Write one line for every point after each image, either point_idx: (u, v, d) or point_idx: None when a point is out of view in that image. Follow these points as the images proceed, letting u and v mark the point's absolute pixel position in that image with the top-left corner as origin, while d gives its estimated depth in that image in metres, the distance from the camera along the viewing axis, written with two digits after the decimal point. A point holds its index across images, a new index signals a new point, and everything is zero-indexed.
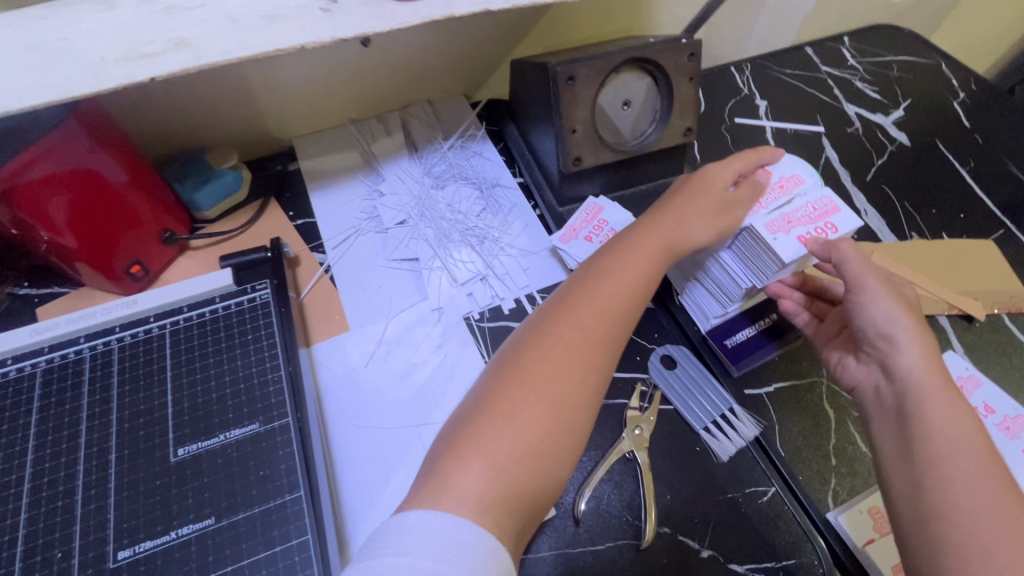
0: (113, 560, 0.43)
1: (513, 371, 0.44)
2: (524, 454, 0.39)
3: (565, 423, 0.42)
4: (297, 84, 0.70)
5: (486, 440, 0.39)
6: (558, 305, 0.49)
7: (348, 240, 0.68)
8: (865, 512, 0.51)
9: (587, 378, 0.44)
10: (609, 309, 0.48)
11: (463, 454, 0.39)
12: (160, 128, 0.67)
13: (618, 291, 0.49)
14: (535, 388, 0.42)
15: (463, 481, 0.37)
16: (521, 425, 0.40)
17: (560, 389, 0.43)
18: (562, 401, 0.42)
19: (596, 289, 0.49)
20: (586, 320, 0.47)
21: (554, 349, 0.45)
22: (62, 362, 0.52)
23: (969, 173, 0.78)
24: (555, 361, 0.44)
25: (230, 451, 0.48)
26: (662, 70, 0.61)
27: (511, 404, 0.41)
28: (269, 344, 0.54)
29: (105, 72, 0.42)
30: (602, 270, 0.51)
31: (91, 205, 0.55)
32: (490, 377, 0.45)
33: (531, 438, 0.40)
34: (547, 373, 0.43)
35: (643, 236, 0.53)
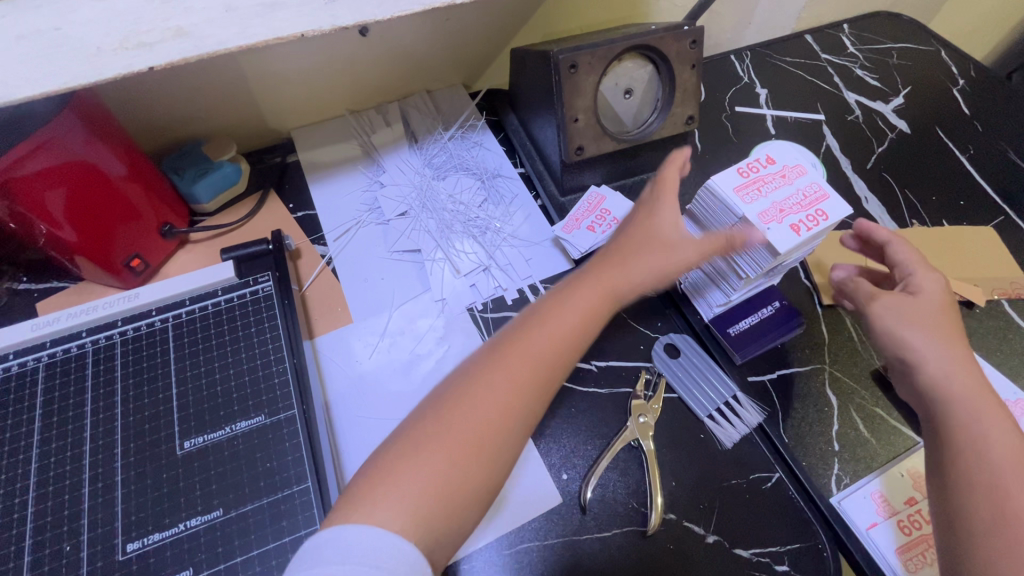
0: (122, 552, 0.43)
1: (450, 397, 0.41)
2: (436, 489, 0.37)
3: (489, 460, 0.40)
4: (294, 74, 0.69)
5: (406, 469, 0.38)
6: (514, 329, 0.45)
7: (349, 232, 0.68)
8: (868, 497, 0.52)
9: (524, 414, 0.41)
10: (565, 338, 0.45)
11: (379, 484, 0.37)
12: (158, 120, 0.66)
13: (577, 318, 0.46)
14: (467, 421, 0.40)
15: (371, 509, 0.36)
16: (441, 457, 0.38)
17: (492, 423, 0.40)
18: (489, 436, 0.40)
19: (556, 313, 0.46)
20: (539, 349, 0.43)
21: (496, 378, 0.42)
22: (64, 355, 0.52)
23: (970, 160, 0.78)
24: (495, 393, 0.41)
25: (237, 443, 0.48)
26: (663, 58, 0.61)
27: (435, 434, 0.39)
28: (273, 336, 0.54)
29: (103, 61, 0.42)
30: (566, 291, 0.48)
31: (90, 197, 0.54)
32: (427, 400, 0.42)
33: (448, 471, 0.38)
34: (483, 406, 0.40)
35: (618, 259, 0.49)
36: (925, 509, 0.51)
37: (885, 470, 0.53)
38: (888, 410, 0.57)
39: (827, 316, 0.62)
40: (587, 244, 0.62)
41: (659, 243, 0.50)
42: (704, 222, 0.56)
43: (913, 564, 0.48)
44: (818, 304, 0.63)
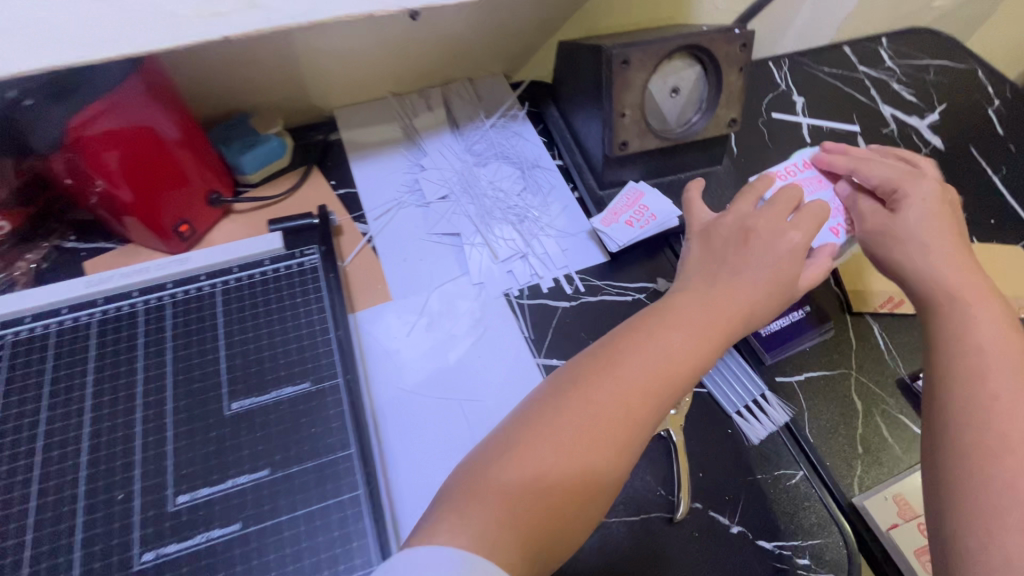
0: (173, 504, 0.45)
1: (551, 408, 0.42)
2: (547, 496, 0.39)
3: (599, 472, 0.40)
4: (345, 52, 0.71)
5: (510, 470, 0.39)
6: (606, 348, 0.46)
7: (389, 212, 0.69)
8: (890, 500, 0.53)
9: (628, 434, 0.42)
10: (668, 365, 0.44)
11: (477, 486, 0.39)
12: (212, 92, 0.68)
13: (678, 352, 0.45)
14: (565, 437, 0.40)
15: (480, 518, 0.37)
16: (548, 467, 0.39)
17: (597, 436, 0.41)
18: (591, 451, 0.40)
19: (647, 343, 0.45)
20: (639, 371, 0.44)
21: (597, 396, 0.42)
22: (116, 314, 0.54)
23: (1001, 180, 0.79)
24: (593, 412, 0.42)
25: (282, 407, 0.50)
26: (713, 59, 0.62)
27: (533, 448, 0.40)
28: (318, 308, 0.55)
29: (180, 28, 0.44)
30: (661, 321, 0.47)
31: (148, 162, 0.56)
32: (520, 410, 0.44)
33: (554, 480, 0.39)
34: (585, 421, 0.41)
35: (716, 279, 0.48)
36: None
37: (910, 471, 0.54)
38: (910, 417, 0.58)
39: (856, 324, 0.64)
40: (626, 238, 0.64)
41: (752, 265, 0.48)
42: None
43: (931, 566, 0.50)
44: (848, 311, 0.64)
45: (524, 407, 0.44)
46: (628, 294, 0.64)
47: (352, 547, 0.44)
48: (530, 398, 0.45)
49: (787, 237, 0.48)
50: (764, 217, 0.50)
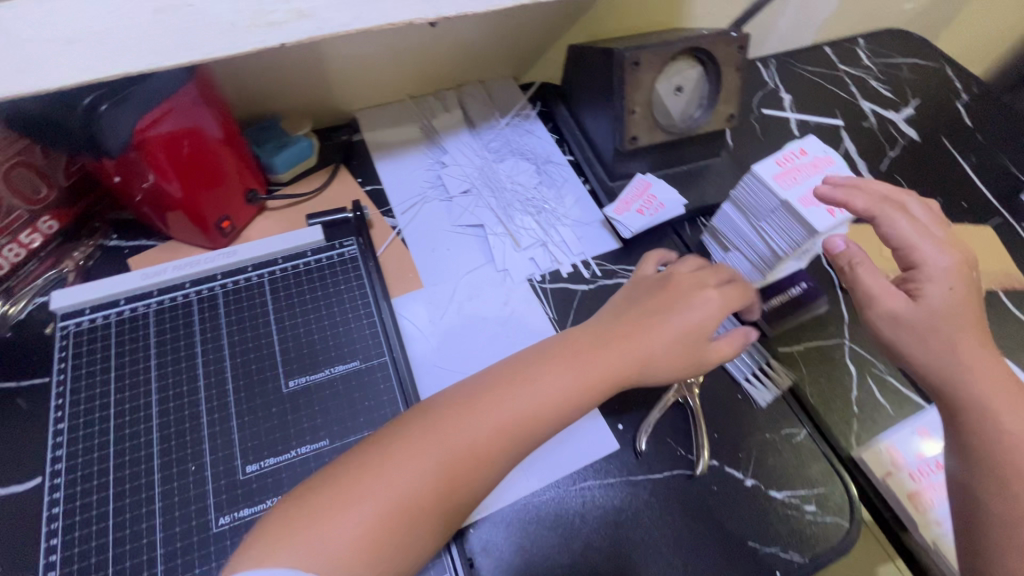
0: (242, 473, 0.49)
1: (398, 437, 0.45)
2: (386, 518, 0.42)
3: (451, 499, 0.44)
4: (367, 58, 0.75)
5: (361, 494, 0.42)
6: (488, 380, 0.49)
7: (415, 206, 0.74)
8: (883, 451, 0.59)
9: (484, 464, 0.45)
10: (542, 402, 0.48)
11: (331, 506, 0.42)
12: (245, 98, 0.72)
13: (555, 389, 0.48)
14: (428, 462, 0.44)
15: (309, 539, 0.40)
16: (394, 492, 0.43)
17: (455, 467, 0.44)
18: (442, 478, 0.44)
19: (531, 379, 0.49)
20: (516, 405, 0.47)
21: (470, 422, 0.46)
22: (172, 303, 0.57)
23: (970, 166, 0.87)
24: (457, 438, 0.45)
25: (336, 384, 0.54)
26: (713, 59, 0.68)
27: (383, 470, 0.43)
28: (361, 294, 0.60)
29: (238, 36, 0.49)
30: (548, 355, 0.51)
31: (198, 160, 0.60)
32: (377, 436, 0.46)
33: (399, 504, 0.42)
34: (444, 451, 0.44)
35: (615, 333, 0.53)
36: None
37: (897, 430, 0.60)
38: (900, 379, 0.64)
39: (848, 299, 0.70)
40: (637, 225, 0.70)
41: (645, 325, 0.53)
42: (745, 206, 0.63)
43: (921, 505, 0.57)
44: (840, 287, 0.71)
45: (389, 430, 0.47)
46: None
47: None
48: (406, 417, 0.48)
49: (700, 294, 0.55)
50: (684, 277, 0.57)
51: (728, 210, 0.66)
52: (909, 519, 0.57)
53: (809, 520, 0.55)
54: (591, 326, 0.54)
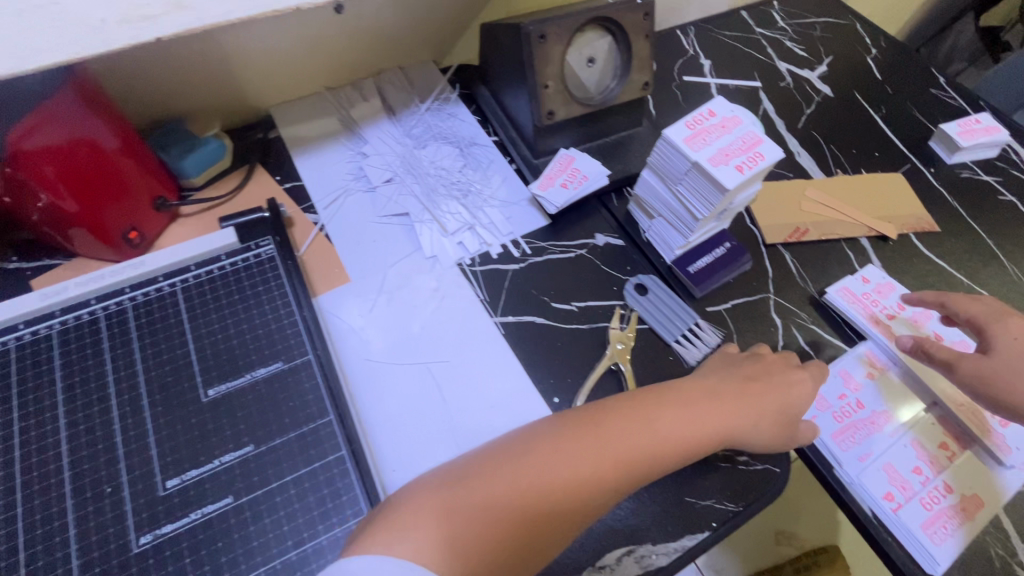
0: (163, 488, 0.47)
1: (520, 458, 0.46)
2: (483, 535, 0.42)
3: (539, 523, 0.44)
4: (274, 51, 0.72)
5: (462, 506, 0.43)
6: (598, 411, 0.50)
7: (338, 200, 0.72)
8: (837, 375, 0.62)
9: (586, 493, 0.46)
10: (659, 448, 0.49)
11: (426, 510, 0.43)
12: (146, 102, 0.68)
13: (677, 426, 0.50)
14: (538, 483, 0.45)
15: (411, 541, 0.41)
16: (500, 504, 0.44)
17: (545, 494, 0.45)
18: (548, 496, 0.45)
19: (660, 414, 0.51)
20: (631, 441, 0.48)
21: (573, 448, 0.47)
22: (77, 323, 0.54)
23: (881, 118, 0.90)
24: (567, 463, 0.46)
25: (258, 387, 0.52)
26: (620, 28, 0.68)
27: (498, 483, 0.45)
28: (280, 294, 0.58)
29: (108, 32, 0.46)
30: (666, 396, 0.52)
31: (90, 171, 0.57)
32: (482, 454, 0.48)
33: (509, 513, 0.44)
34: (562, 472, 0.46)
35: (737, 401, 0.54)
36: (877, 376, 0.62)
37: (845, 358, 0.63)
38: (822, 326, 0.67)
39: (771, 254, 0.72)
40: (562, 200, 0.70)
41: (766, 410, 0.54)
42: (663, 171, 0.64)
43: (847, 444, 0.58)
44: (763, 244, 0.73)
45: (497, 447, 0.48)
46: (571, 251, 0.70)
47: (342, 501, 0.48)
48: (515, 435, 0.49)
49: (795, 385, 0.57)
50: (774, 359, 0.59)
51: (648, 177, 0.67)
52: (831, 455, 0.58)
53: (742, 468, 0.57)
54: (745, 379, 0.56)
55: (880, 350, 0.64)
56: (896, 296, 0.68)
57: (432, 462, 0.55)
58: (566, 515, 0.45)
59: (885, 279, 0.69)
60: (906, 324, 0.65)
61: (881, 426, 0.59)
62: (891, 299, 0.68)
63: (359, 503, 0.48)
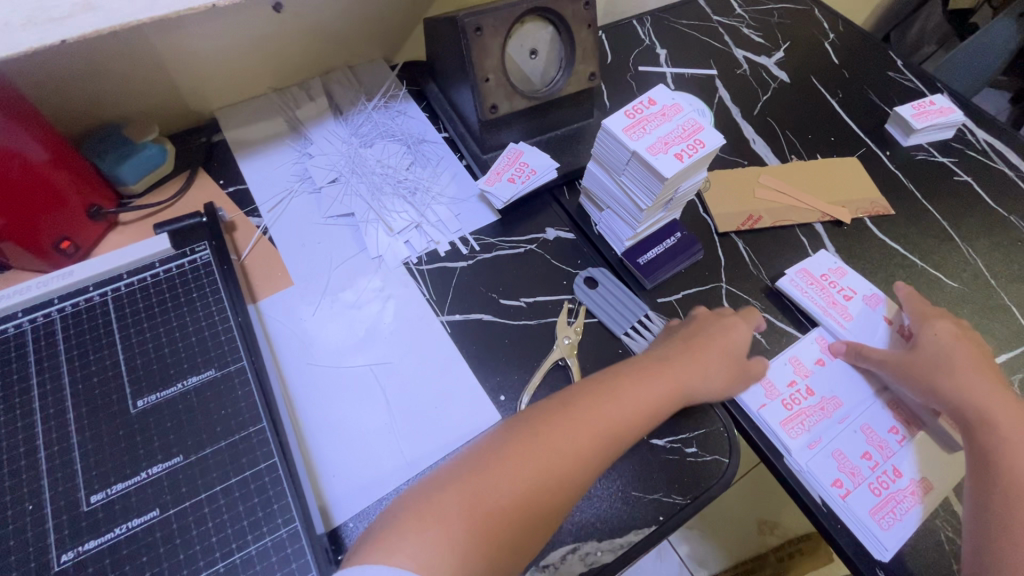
0: (87, 504, 0.46)
1: (504, 452, 0.46)
2: (484, 532, 0.42)
3: (534, 515, 0.45)
4: (213, 52, 0.71)
5: (451, 509, 0.43)
6: (576, 395, 0.51)
7: (282, 202, 0.71)
8: (787, 363, 0.62)
9: (575, 479, 0.46)
10: (625, 419, 0.50)
11: (420, 517, 0.43)
12: (80, 108, 0.67)
13: (643, 400, 0.51)
14: (526, 476, 0.45)
15: (412, 545, 0.41)
16: (493, 501, 0.44)
17: (540, 488, 0.45)
18: (537, 488, 0.45)
19: (616, 395, 0.51)
20: (604, 418, 0.49)
21: (556, 437, 0.47)
22: (2, 337, 0.53)
23: (837, 102, 0.90)
24: (552, 453, 0.46)
25: (190, 396, 0.51)
26: (560, 18, 0.67)
27: (490, 481, 0.45)
28: (216, 300, 0.57)
29: (13, 36, 0.45)
30: (626, 372, 0.53)
31: (12, 182, 0.55)
32: (467, 454, 0.48)
33: (504, 510, 0.44)
34: (548, 460, 0.46)
35: (683, 356, 0.56)
36: (827, 361, 0.62)
37: (800, 343, 0.63)
38: (773, 314, 0.66)
39: (724, 243, 0.72)
40: (509, 194, 0.68)
41: (708, 358, 0.56)
42: (607, 162, 0.63)
43: (795, 431, 0.57)
44: (716, 233, 0.72)
45: (480, 445, 0.48)
46: (520, 246, 0.69)
47: (273, 509, 0.46)
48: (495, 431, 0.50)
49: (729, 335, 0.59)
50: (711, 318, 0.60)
51: (593, 169, 0.66)
52: (780, 443, 0.57)
53: (691, 460, 0.56)
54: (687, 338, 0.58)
55: (831, 335, 0.64)
56: (847, 281, 0.67)
57: (374, 466, 0.54)
58: (555, 503, 0.46)
59: (836, 265, 0.69)
60: (860, 308, 0.65)
61: (831, 412, 0.58)
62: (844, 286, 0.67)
63: (292, 511, 0.46)
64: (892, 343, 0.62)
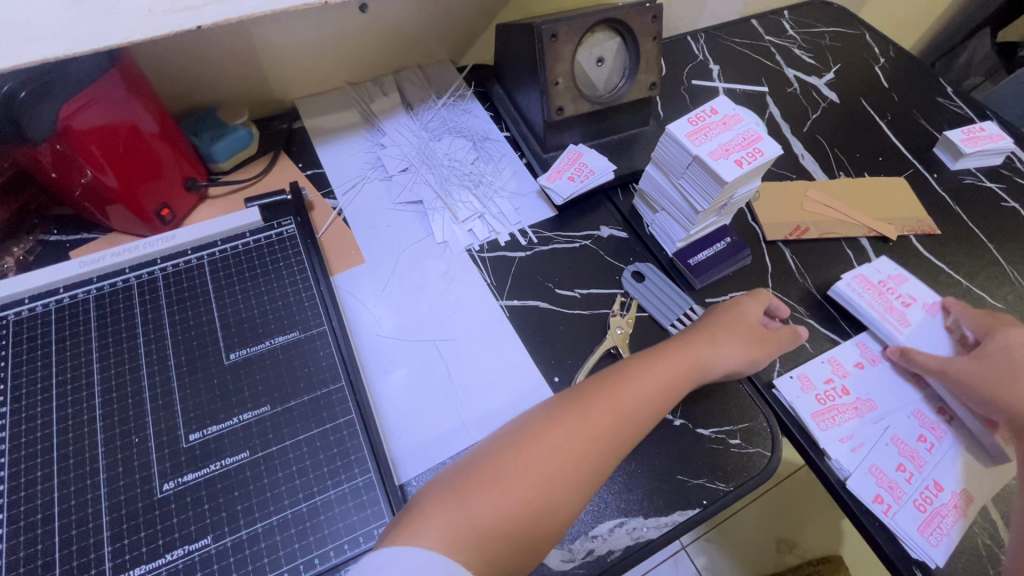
0: (186, 441, 0.50)
1: (523, 440, 0.48)
2: (508, 520, 0.44)
3: (555, 500, 0.46)
4: (301, 47, 0.77)
5: (473, 492, 0.45)
6: (594, 383, 0.53)
7: (356, 186, 0.76)
8: (825, 363, 0.64)
9: (594, 462, 0.48)
10: (640, 400, 0.52)
11: (444, 501, 0.44)
12: (181, 90, 0.73)
13: (655, 382, 0.54)
14: (547, 461, 0.47)
15: (436, 529, 0.42)
16: (513, 489, 0.45)
17: (560, 474, 0.46)
18: (557, 476, 0.46)
19: (629, 380, 0.53)
20: (620, 402, 0.51)
21: (575, 422, 0.49)
22: (112, 289, 0.59)
23: (887, 124, 0.92)
24: (570, 439, 0.48)
25: (276, 353, 0.56)
26: (629, 30, 0.72)
27: (509, 467, 0.46)
28: (300, 270, 0.62)
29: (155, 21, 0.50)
30: (639, 358, 0.56)
31: (128, 149, 0.61)
32: (492, 442, 0.49)
33: (524, 496, 0.45)
34: (567, 449, 0.47)
35: (694, 339, 0.59)
36: (868, 366, 0.64)
37: (841, 346, 0.66)
38: (818, 321, 0.69)
39: (771, 251, 0.74)
40: (568, 191, 0.73)
41: (716, 336, 0.59)
42: (667, 165, 0.66)
43: (827, 424, 0.60)
44: (764, 241, 0.75)
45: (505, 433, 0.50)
46: (576, 241, 0.73)
47: (351, 459, 0.51)
48: (522, 419, 0.51)
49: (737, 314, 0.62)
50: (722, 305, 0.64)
51: (652, 172, 0.70)
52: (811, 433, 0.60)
53: (735, 451, 0.59)
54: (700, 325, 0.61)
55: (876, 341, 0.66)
56: (909, 288, 0.68)
57: (434, 432, 0.58)
58: (576, 489, 0.47)
59: (897, 271, 0.69)
60: (920, 317, 0.66)
61: (864, 413, 0.61)
62: (907, 293, 0.67)
63: (367, 463, 0.51)
64: (954, 351, 0.63)
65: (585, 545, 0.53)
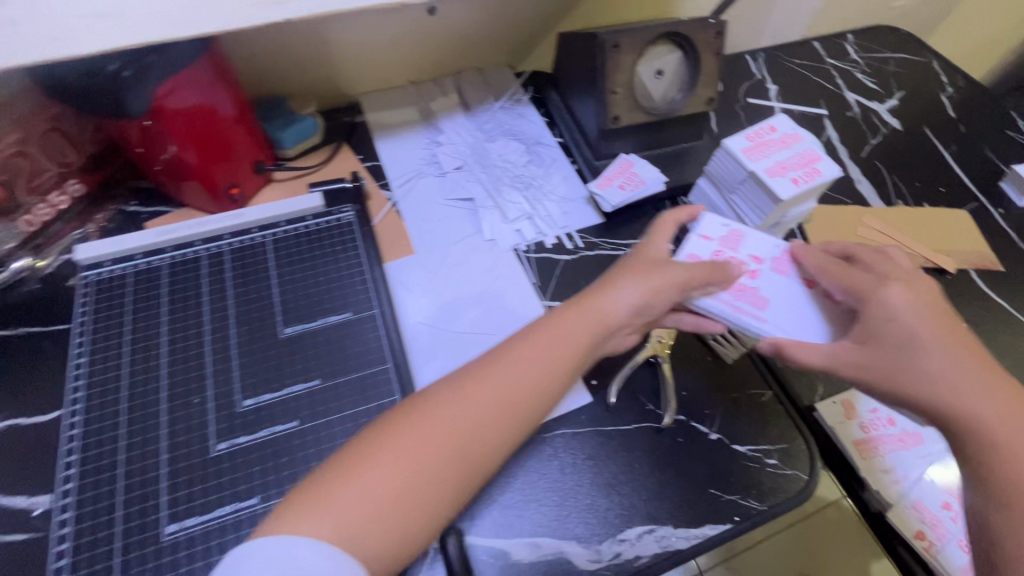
0: (241, 406, 0.53)
1: (401, 423, 0.45)
2: (397, 508, 0.42)
3: (451, 489, 0.44)
4: (371, 45, 0.81)
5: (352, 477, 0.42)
6: (483, 360, 0.50)
7: (411, 181, 0.78)
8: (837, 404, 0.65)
9: (484, 450, 0.46)
10: (512, 381, 0.49)
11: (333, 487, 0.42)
12: (257, 79, 0.78)
13: (546, 353, 0.51)
14: (434, 451, 0.44)
15: (324, 515, 0.40)
16: (428, 475, 0.43)
17: (440, 460, 0.44)
18: (443, 463, 0.44)
19: (520, 359, 0.50)
20: (501, 384, 0.48)
21: (466, 405, 0.47)
22: (183, 259, 0.63)
23: (950, 155, 0.89)
24: (450, 423, 0.45)
25: (329, 331, 0.59)
26: (691, 44, 0.72)
27: (393, 454, 0.43)
28: (354, 255, 0.65)
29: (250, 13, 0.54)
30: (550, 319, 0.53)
31: (209, 128, 0.65)
32: (377, 423, 0.46)
33: (417, 484, 0.43)
34: (439, 434, 0.45)
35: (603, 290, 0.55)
36: None
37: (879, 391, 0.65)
38: None
39: None
40: (618, 200, 0.73)
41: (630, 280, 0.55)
42: (720, 180, 0.67)
43: None
44: None
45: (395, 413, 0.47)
46: (621, 249, 0.74)
47: None
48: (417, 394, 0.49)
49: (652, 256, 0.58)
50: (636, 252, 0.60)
51: (703, 186, 0.70)
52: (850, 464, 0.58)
53: (770, 471, 0.58)
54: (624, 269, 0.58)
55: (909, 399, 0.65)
56: None
57: None
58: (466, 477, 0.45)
59: None
60: None
61: None
62: None
63: None
64: None
65: (613, 548, 0.53)
